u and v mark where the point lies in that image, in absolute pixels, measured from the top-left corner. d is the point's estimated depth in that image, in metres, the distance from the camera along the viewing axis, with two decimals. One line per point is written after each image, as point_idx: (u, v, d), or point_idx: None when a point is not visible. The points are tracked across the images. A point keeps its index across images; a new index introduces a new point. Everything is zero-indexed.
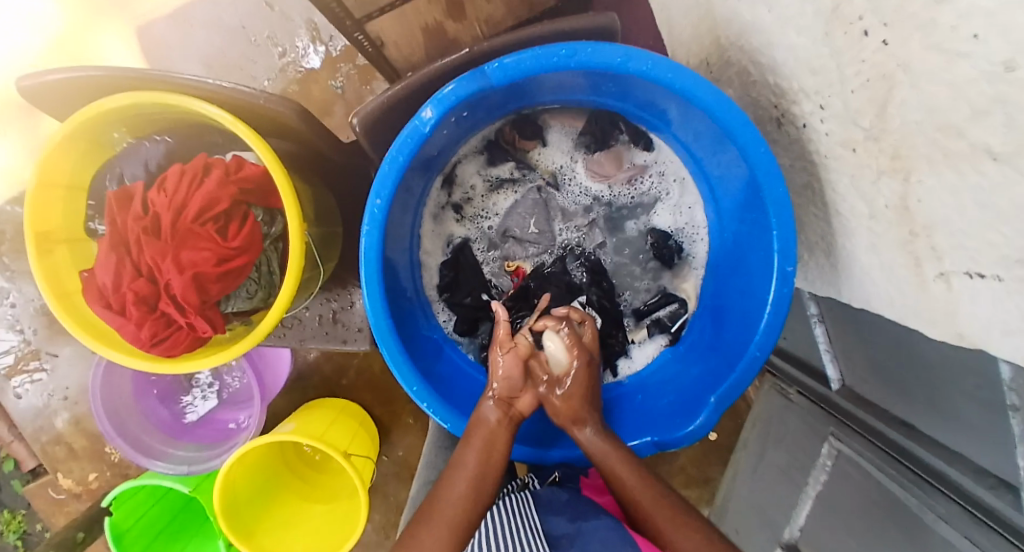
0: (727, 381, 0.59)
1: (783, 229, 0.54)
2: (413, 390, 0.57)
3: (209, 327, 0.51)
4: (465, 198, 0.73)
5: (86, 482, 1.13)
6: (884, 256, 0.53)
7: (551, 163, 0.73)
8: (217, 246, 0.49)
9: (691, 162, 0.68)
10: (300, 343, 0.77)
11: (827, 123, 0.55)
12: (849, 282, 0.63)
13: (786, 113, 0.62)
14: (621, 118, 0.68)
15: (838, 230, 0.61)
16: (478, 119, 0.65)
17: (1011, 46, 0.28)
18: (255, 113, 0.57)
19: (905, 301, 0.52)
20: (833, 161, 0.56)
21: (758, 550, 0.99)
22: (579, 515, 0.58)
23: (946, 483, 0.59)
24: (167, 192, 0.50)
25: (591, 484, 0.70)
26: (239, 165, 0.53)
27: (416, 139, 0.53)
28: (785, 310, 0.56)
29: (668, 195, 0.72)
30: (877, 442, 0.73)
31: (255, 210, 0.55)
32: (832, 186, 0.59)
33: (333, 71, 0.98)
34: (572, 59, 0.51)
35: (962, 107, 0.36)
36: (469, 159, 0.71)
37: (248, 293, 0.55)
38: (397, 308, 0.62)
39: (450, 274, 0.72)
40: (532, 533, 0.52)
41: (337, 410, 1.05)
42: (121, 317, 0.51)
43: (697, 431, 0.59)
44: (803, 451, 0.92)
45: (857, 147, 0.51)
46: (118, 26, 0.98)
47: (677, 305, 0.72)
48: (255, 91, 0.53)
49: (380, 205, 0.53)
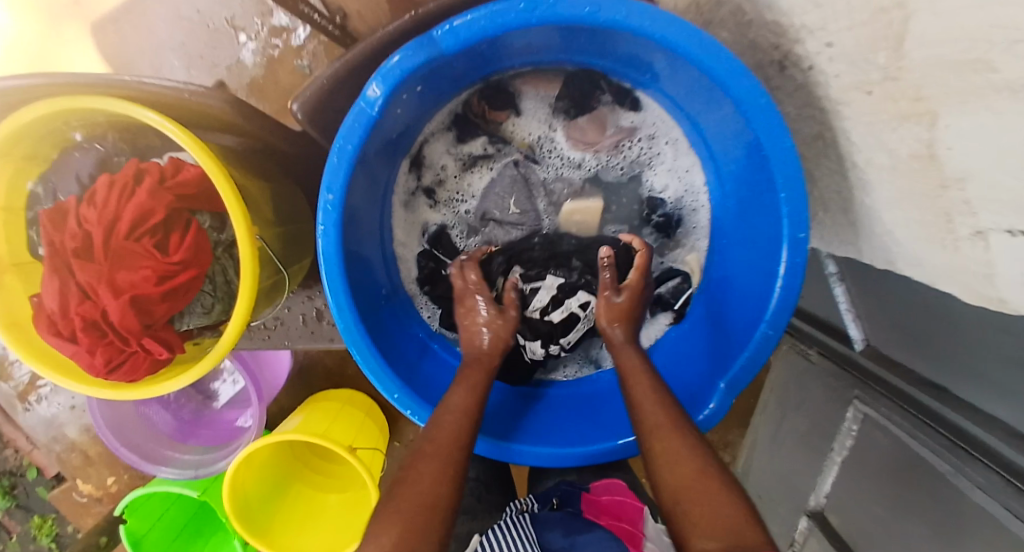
0: (737, 362, 0.53)
1: (790, 192, 0.48)
2: (394, 398, 0.53)
3: (166, 349, 0.47)
4: (436, 180, 0.67)
5: (105, 486, 1.15)
6: (909, 212, 0.47)
7: (528, 133, 0.67)
8: (156, 263, 0.44)
9: (685, 122, 0.62)
10: (286, 344, 0.75)
11: (835, 63, 0.47)
12: (869, 241, 0.56)
13: (788, 55, 0.54)
14: (601, 77, 0.62)
15: (856, 184, 0.54)
16: (442, 91, 0.58)
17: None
18: (189, 112, 0.52)
19: (936, 262, 0.46)
20: (846, 107, 0.49)
21: (782, 517, 0.97)
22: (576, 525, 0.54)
23: (980, 446, 0.54)
24: (97, 206, 0.44)
25: (594, 507, 0.61)
26: (176, 169, 0.47)
27: (365, 123, 0.47)
28: (799, 280, 0.50)
29: (661, 158, 0.66)
30: (904, 405, 0.68)
31: (201, 216, 0.49)
32: (846, 135, 0.52)
33: (298, 51, 0.91)
34: (533, 14, 0.44)
35: (997, 36, 0.29)
36: (438, 137, 0.65)
37: (204, 307, 0.50)
38: (371, 308, 0.57)
39: (429, 266, 0.67)
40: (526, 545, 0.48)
41: (340, 403, 1.04)
42: (73, 343, 0.48)
43: (710, 420, 0.55)
44: (825, 416, 0.87)
45: (872, 90, 0.44)
46: (68, 22, 0.91)
47: (680, 280, 0.67)
48: (180, 85, 0.47)
49: (333, 199, 0.48)
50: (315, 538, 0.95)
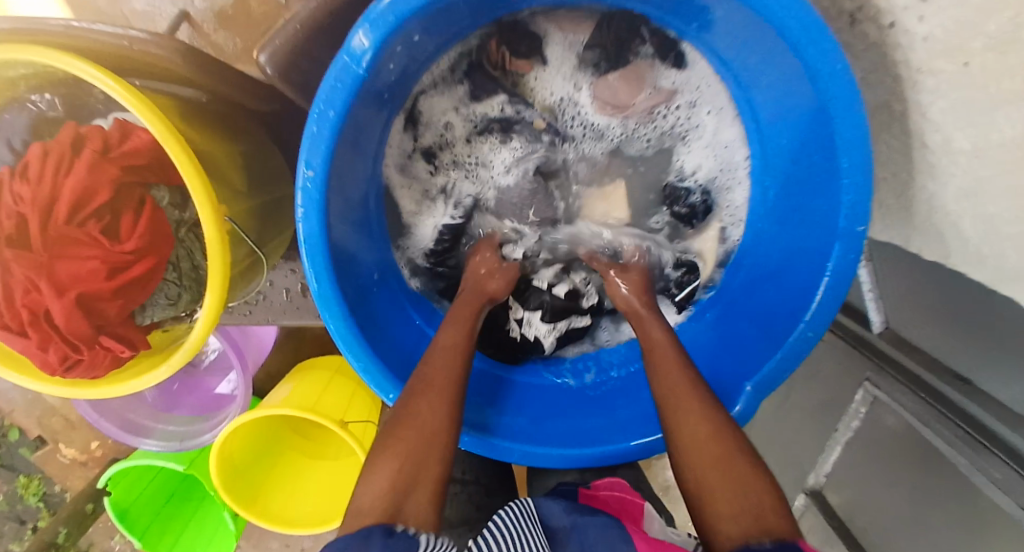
0: (768, 362, 0.49)
1: (855, 178, 0.41)
2: (391, 397, 0.48)
3: (127, 346, 0.40)
4: (439, 141, 0.60)
5: (90, 449, 1.12)
6: (984, 205, 0.41)
7: (550, 93, 0.60)
8: (106, 252, 0.37)
9: (732, 81, 0.55)
10: (269, 320, 0.68)
11: (926, 23, 0.39)
12: (919, 229, 0.51)
13: (862, 9, 0.44)
14: (642, 22, 0.55)
15: (915, 165, 0.48)
16: (448, 34, 0.51)
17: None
18: (136, 65, 0.43)
19: (1003, 263, 0.41)
20: (925, 78, 0.42)
21: (777, 487, 0.98)
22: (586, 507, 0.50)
23: (1008, 449, 0.52)
24: (30, 182, 0.37)
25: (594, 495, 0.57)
26: (123, 135, 0.39)
27: (352, 82, 0.39)
28: (849, 278, 0.45)
29: (700, 131, 0.59)
30: (924, 395, 0.65)
31: (156, 192, 0.41)
32: (915, 109, 0.45)
33: None
34: None
35: None
36: (441, 90, 0.57)
37: (169, 298, 0.42)
38: (359, 298, 0.50)
39: (445, 238, 0.61)
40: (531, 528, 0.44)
41: (332, 370, 1.01)
42: (24, 338, 0.42)
43: (732, 423, 0.50)
44: (832, 394, 0.86)
45: (972, 60, 0.36)
46: None
47: (686, 272, 0.63)
48: (121, 34, 0.39)
49: (313, 176, 0.41)
50: (307, 507, 0.95)
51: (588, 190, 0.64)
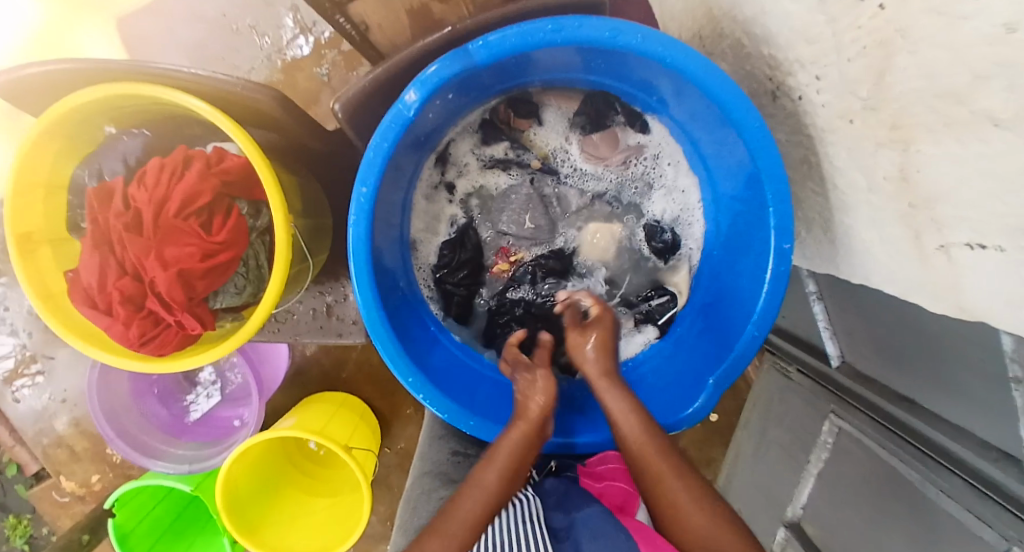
0: (727, 360, 0.59)
1: (779, 206, 0.53)
2: (408, 381, 0.56)
3: (199, 324, 0.50)
4: (458, 176, 0.73)
5: (89, 484, 1.13)
6: (884, 230, 0.52)
7: (547, 143, 0.73)
8: (201, 242, 0.48)
9: (687, 142, 0.68)
10: (295, 338, 0.76)
11: (823, 94, 0.53)
12: (847, 258, 0.62)
13: (781, 85, 0.61)
14: (616, 99, 0.68)
15: (836, 204, 0.60)
16: (470, 98, 0.64)
17: (1011, 1, 0.28)
18: (233, 104, 0.55)
19: (906, 275, 0.51)
20: (831, 134, 0.55)
21: (760, 530, 1.00)
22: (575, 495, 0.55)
23: (948, 457, 0.59)
24: (146, 188, 0.48)
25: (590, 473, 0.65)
26: (220, 157, 0.52)
27: (401, 123, 0.51)
28: (783, 288, 0.55)
29: (663, 178, 0.72)
30: (880, 419, 0.73)
31: (239, 203, 0.54)
32: (829, 159, 0.58)
33: (318, 59, 0.96)
34: (558, 35, 0.50)
35: (961, 73, 0.35)
36: (462, 137, 0.70)
37: (236, 288, 0.55)
38: (389, 299, 0.61)
39: (449, 254, 0.72)
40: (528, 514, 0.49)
41: (337, 404, 1.05)
42: (108, 317, 0.51)
43: (697, 413, 0.60)
44: (805, 430, 0.92)
45: (855, 118, 0.50)
46: (98, 20, 0.95)
47: (667, 298, 0.72)
48: (232, 79, 0.51)
49: (367, 192, 0.52)
50: (304, 541, 0.95)
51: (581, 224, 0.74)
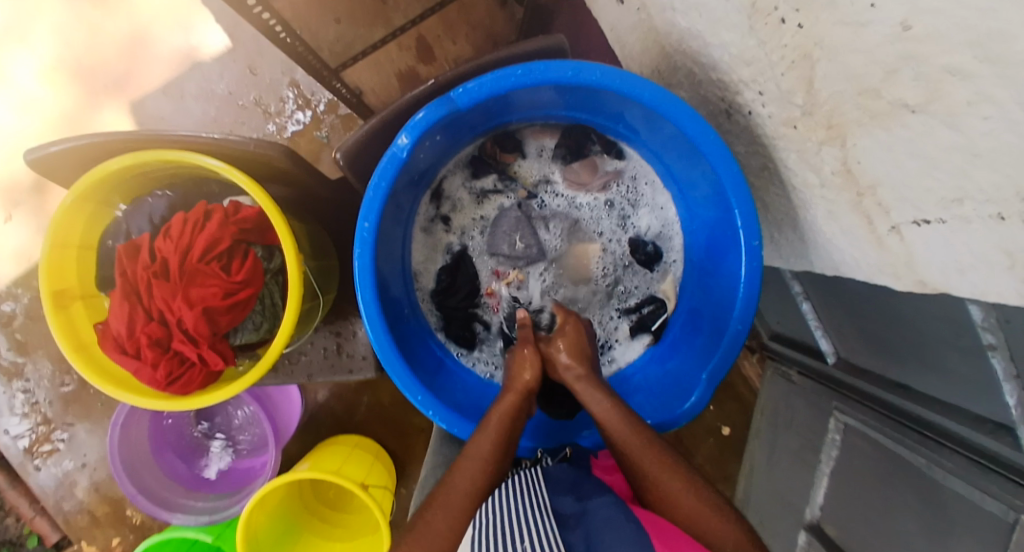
0: (716, 357, 0.63)
1: (743, 207, 0.58)
2: (418, 400, 0.61)
3: (221, 359, 0.57)
4: (453, 209, 0.79)
5: (109, 549, 1.14)
6: (841, 220, 0.57)
7: (531, 173, 0.79)
8: (223, 282, 0.55)
9: (659, 164, 0.74)
10: (308, 377, 0.79)
11: (768, 106, 0.59)
12: (818, 251, 0.66)
13: (732, 104, 0.67)
14: (592, 130, 0.75)
15: (799, 204, 0.65)
16: (459, 136, 0.71)
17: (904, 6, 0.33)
18: (248, 160, 0.62)
19: (868, 259, 0.56)
20: (781, 141, 0.61)
21: (783, 539, 0.98)
22: (588, 491, 0.57)
23: (951, 437, 0.61)
24: (172, 238, 0.56)
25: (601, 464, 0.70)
26: (236, 209, 0.59)
27: (395, 163, 0.58)
28: (758, 282, 0.60)
29: (643, 198, 0.78)
30: (881, 409, 0.75)
31: (255, 248, 0.61)
32: (784, 163, 0.63)
33: (317, 123, 1.05)
34: (528, 76, 0.56)
35: (875, 71, 0.40)
36: (455, 173, 0.77)
37: (254, 325, 0.61)
38: (394, 324, 0.67)
39: (446, 279, 0.77)
40: (538, 505, 0.51)
41: (351, 445, 1.07)
42: (137, 360, 0.55)
43: (693, 409, 0.64)
44: (813, 431, 0.93)
45: (798, 124, 0.55)
46: (115, 105, 1.04)
47: (656, 306, 0.78)
48: (244, 139, 0.58)
49: (369, 227, 0.58)
50: None
51: (569, 245, 0.79)
